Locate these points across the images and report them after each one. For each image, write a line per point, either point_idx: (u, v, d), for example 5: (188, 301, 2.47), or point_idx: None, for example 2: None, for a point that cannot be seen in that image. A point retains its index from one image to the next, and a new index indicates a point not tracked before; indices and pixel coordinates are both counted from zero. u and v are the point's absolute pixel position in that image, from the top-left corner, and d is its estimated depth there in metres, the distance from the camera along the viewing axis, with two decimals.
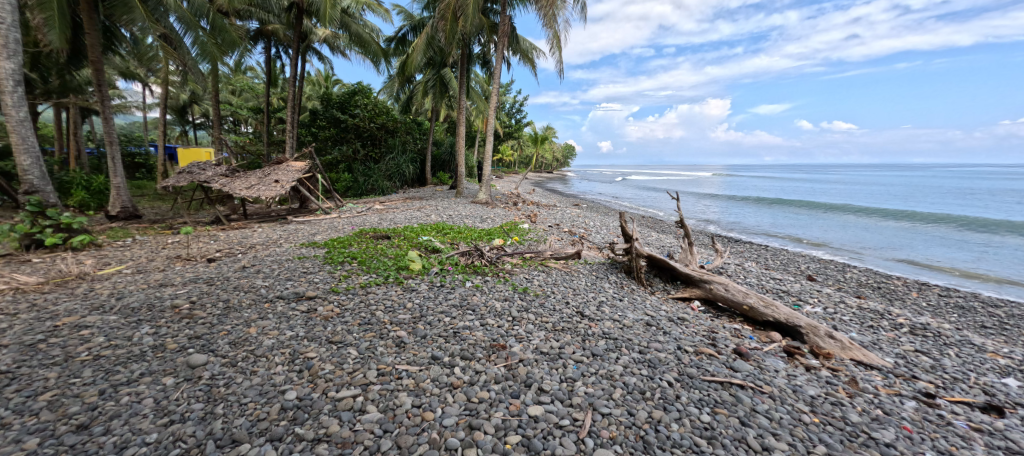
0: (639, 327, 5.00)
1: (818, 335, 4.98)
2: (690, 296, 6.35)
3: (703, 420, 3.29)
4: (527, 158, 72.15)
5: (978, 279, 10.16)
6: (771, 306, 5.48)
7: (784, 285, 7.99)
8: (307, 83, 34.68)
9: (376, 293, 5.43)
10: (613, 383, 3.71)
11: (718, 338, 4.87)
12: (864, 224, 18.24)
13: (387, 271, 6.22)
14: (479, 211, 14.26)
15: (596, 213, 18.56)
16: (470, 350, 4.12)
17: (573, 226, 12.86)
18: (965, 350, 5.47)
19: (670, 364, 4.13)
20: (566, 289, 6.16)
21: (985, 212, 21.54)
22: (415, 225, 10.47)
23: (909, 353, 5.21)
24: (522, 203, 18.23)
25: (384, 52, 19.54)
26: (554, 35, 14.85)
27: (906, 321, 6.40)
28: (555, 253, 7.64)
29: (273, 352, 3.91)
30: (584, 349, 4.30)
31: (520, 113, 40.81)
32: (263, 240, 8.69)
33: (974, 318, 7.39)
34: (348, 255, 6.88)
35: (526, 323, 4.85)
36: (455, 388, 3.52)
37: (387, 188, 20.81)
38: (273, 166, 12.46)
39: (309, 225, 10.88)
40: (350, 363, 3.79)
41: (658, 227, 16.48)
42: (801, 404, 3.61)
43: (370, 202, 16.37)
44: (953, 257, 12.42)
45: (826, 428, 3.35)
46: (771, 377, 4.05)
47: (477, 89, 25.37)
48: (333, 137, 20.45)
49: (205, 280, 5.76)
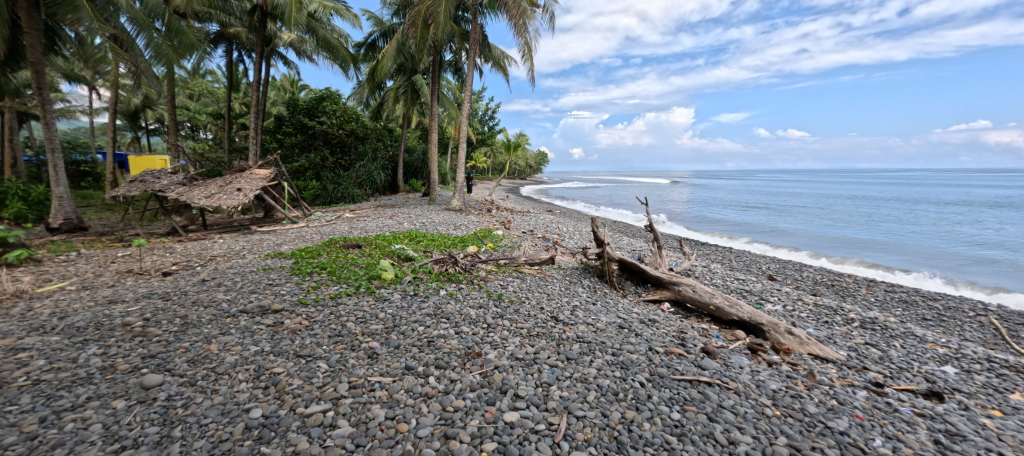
0: (612, 329, 5.11)
1: (779, 332, 5.26)
2: (661, 298, 6.53)
3: (673, 418, 3.39)
4: (501, 165, 72.56)
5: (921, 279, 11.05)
6: (735, 305, 5.74)
7: (747, 284, 8.38)
8: (272, 88, 33.67)
9: (347, 304, 5.28)
10: (588, 385, 3.77)
11: (686, 338, 5.04)
12: (819, 228, 19.31)
13: (358, 281, 6.08)
14: (453, 218, 14.20)
15: (570, 219, 18.86)
16: (445, 359, 4.07)
17: (547, 231, 13.01)
18: (908, 341, 5.90)
19: (642, 365, 4.23)
20: (541, 294, 6.21)
21: (921, 215, 23.44)
22: (386, 233, 10.34)
23: (859, 345, 5.56)
24: (495, 210, 18.29)
25: (352, 58, 19.19)
26: (525, 43, 15.07)
27: (857, 316, 6.83)
28: (529, 259, 7.72)
29: (236, 369, 3.73)
30: (559, 353, 4.35)
31: (492, 120, 41.25)
32: (225, 251, 8.33)
33: (915, 311, 7.96)
34: (318, 266, 6.66)
35: (501, 329, 4.86)
36: (430, 397, 3.48)
37: (357, 196, 20.16)
38: (235, 174, 11.98)
39: (275, 235, 10.51)
40: (320, 377, 3.67)
41: (629, 232, 16.89)
42: (764, 399, 3.78)
43: (339, 210, 15.96)
44: (892, 258, 13.41)
45: (787, 419, 3.51)
46: (736, 373, 4.22)
47: (449, 95, 25.40)
48: (300, 143, 19.87)
49: (160, 295, 5.42)
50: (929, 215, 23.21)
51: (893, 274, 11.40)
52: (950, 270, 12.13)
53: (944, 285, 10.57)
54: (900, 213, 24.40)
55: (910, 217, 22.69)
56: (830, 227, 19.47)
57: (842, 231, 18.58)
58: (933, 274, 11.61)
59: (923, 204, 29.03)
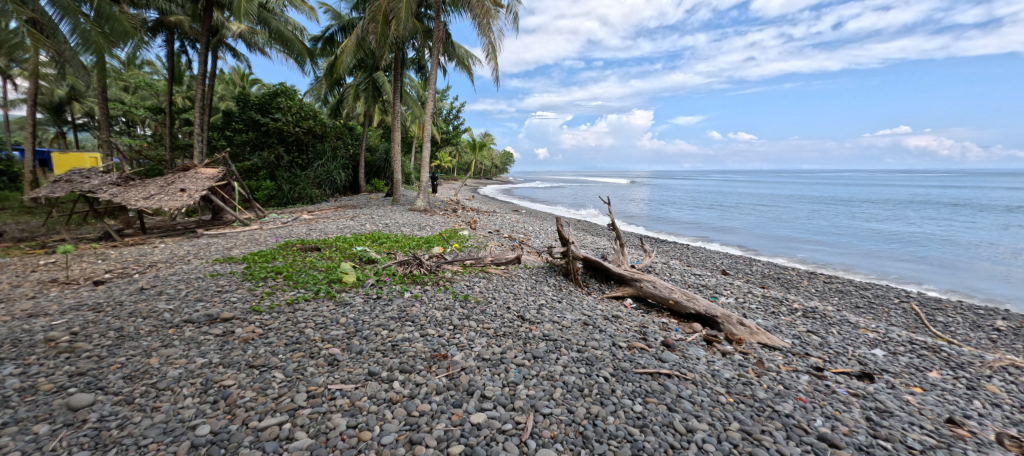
0: (577, 326, 5.20)
1: (732, 323, 5.56)
2: (623, 294, 6.73)
3: (635, 410, 3.49)
4: (466, 165, 72.10)
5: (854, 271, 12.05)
6: (692, 299, 6.01)
7: (703, 279, 8.80)
8: (220, 82, 31.65)
9: (305, 310, 5.05)
10: (554, 383, 3.81)
11: (648, 332, 5.21)
12: (767, 226, 20.62)
13: (317, 285, 5.82)
14: (418, 219, 13.95)
15: (536, 219, 19.02)
16: (410, 362, 3.99)
17: (513, 231, 13.06)
18: (844, 328, 6.42)
19: (606, 361, 4.33)
20: (507, 294, 6.22)
21: (854, 212, 25.58)
22: (347, 234, 10.00)
23: (802, 333, 5.99)
24: (461, 210, 18.14)
25: (309, 52, 18.41)
26: (489, 43, 15.03)
27: (800, 306, 7.36)
28: (495, 259, 7.72)
29: (181, 383, 3.48)
30: (525, 352, 4.38)
31: (457, 119, 41.00)
32: (168, 256, 7.74)
33: (849, 300, 8.69)
34: (272, 270, 6.33)
35: (468, 330, 4.82)
36: (394, 403, 3.39)
37: (316, 196, 19.28)
38: (178, 173, 11.15)
39: (224, 238, 9.89)
40: (275, 387, 3.48)
41: (593, 230, 17.27)
42: (719, 387, 3.98)
43: (296, 211, 15.27)
44: (832, 253, 14.54)
45: (739, 406, 3.71)
46: (694, 364, 4.41)
47: (413, 94, 24.95)
48: (252, 141, 18.78)
49: (90, 307, 4.94)
50: (860, 213, 25.42)
51: (834, 268, 12.34)
52: (878, 263, 13.33)
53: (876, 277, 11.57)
54: (836, 211, 26.53)
55: (845, 214, 24.71)
56: (776, 225, 20.83)
57: (787, 228, 19.93)
58: (865, 267, 12.72)
59: (855, 203, 31.73)
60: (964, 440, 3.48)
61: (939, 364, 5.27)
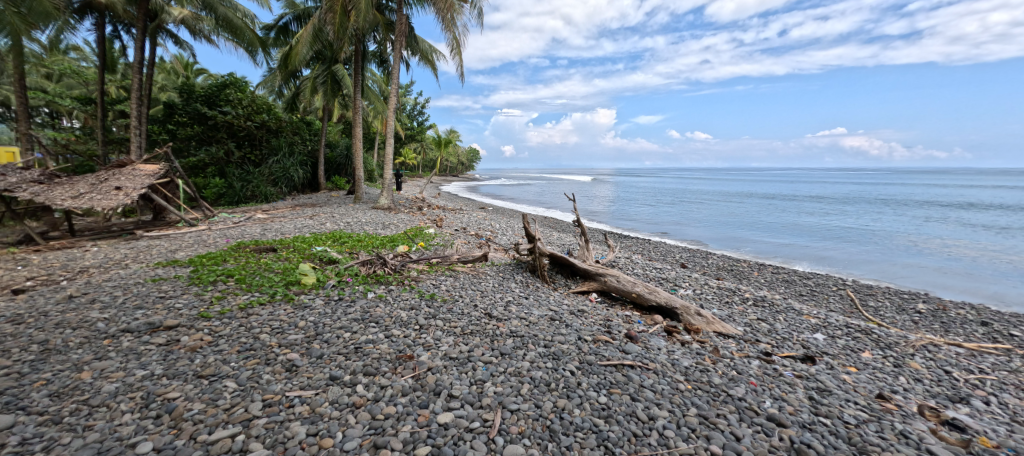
0: (544, 322, 5.26)
1: (690, 313, 5.82)
2: (589, 289, 6.87)
3: (600, 401, 3.58)
4: (432, 162, 71.01)
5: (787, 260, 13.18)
6: (654, 292, 6.24)
7: (663, 273, 9.15)
8: (160, 71, 29.34)
9: (260, 314, 4.79)
10: (521, 379, 3.84)
11: (612, 325, 5.36)
12: (720, 221, 21.78)
13: (273, 288, 5.54)
14: (382, 217, 13.58)
15: (502, 216, 19.04)
16: (374, 365, 3.88)
17: (480, 229, 13.00)
18: (789, 315, 6.89)
19: (572, 354, 4.41)
20: (474, 291, 6.19)
21: (798, 208, 27.50)
22: (306, 234, 9.58)
23: (753, 321, 6.37)
24: (426, 208, 17.85)
25: (261, 41, 17.48)
26: (453, 38, 14.83)
27: (751, 295, 7.82)
28: (462, 257, 7.65)
29: (118, 399, 3.20)
30: (493, 349, 4.38)
31: (421, 115, 40.31)
32: (102, 261, 7.09)
33: (794, 289, 9.33)
34: (223, 273, 5.95)
35: (434, 330, 4.76)
36: (357, 407, 3.29)
37: (271, 194, 18.31)
38: (112, 170, 10.24)
39: (168, 240, 9.20)
40: (227, 398, 3.28)
41: (559, 227, 17.51)
42: (678, 375, 4.16)
43: (250, 210, 14.45)
44: (772, 245, 15.68)
45: (697, 392, 3.89)
46: (655, 355, 4.58)
47: (375, 88, 24.25)
48: (197, 135, 17.36)
49: (8, 319, 4.44)
50: (804, 208, 27.34)
51: (770, 258, 13.44)
52: (815, 253, 14.49)
53: (807, 265, 12.67)
54: (783, 206, 28.37)
55: (790, 209, 26.47)
56: (729, 220, 22.04)
57: (738, 223, 21.14)
58: (801, 257, 13.82)
59: (800, 199, 34.06)
60: (891, 412, 3.83)
61: (871, 345, 5.78)
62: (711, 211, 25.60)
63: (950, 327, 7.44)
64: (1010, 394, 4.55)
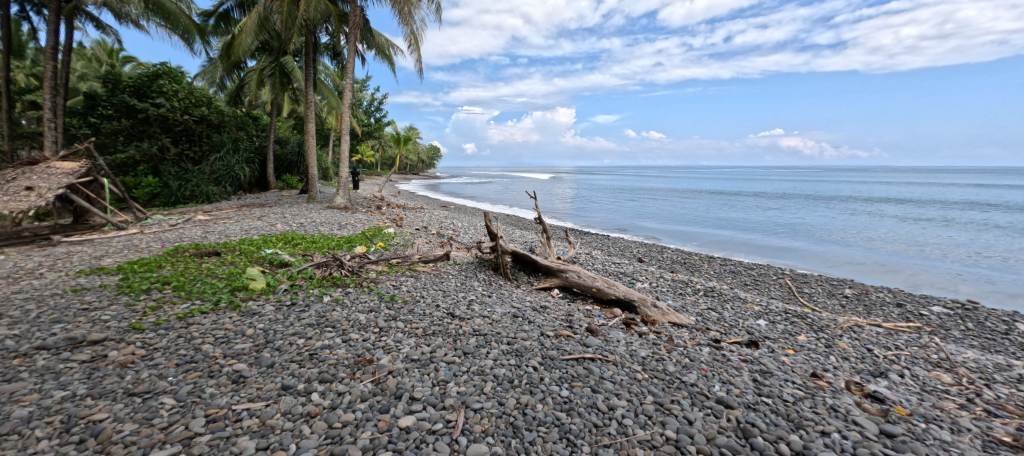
0: (507, 319, 5.28)
1: (647, 305, 6.07)
2: (550, 285, 6.97)
3: (562, 395, 3.65)
4: (390, 159, 69.14)
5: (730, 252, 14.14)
6: (613, 286, 6.44)
7: (622, 267, 9.47)
8: (79, 58, 26.47)
9: (202, 323, 4.46)
10: (484, 377, 3.83)
11: (573, 320, 5.47)
12: (672, 216, 22.90)
13: (217, 295, 5.17)
14: (338, 217, 13.05)
15: (464, 214, 18.90)
16: (330, 371, 3.73)
17: (441, 227, 12.82)
18: (736, 303, 7.37)
19: (534, 350, 4.46)
20: (436, 291, 6.10)
21: (741, 203, 29.46)
22: (254, 236, 9.04)
23: (704, 310, 6.75)
24: (385, 207, 17.38)
25: (199, 29, 16.26)
26: (411, 33, 14.50)
27: (702, 286, 8.27)
28: (423, 257, 7.50)
29: (32, 424, 2.86)
30: (455, 349, 4.34)
31: (378, 111, 39.15)
32: (11, 270, 6.31)
33: (740, 279, 9.98)
34: (158, 280, 5.47)
35: (395, 332, 4.64)
36: (313, 417, 3.15)
37: (214, 194, 17.08)
38: (21, 167, 9.15)
39: (93, 245, 8.35)
40: (164, 416, 3.03)
41: (521, 225, 17.63)
42: (636, 365, 4.32)
43: (190, 211, 13.43)
44: (718, 237, 16.77)
45: (653, 380, 4.06)
46: (615, 347, 4.73)
47: (328, 83, 23.26)
48: (124, 130, 15.81)
49: None
50: (748, 204, 29.32)
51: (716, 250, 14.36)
52: (755, 245, 15.63)
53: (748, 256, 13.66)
54: (729, 202, 30.25)
55: (736, 205, 28.27)
56: (680, 215, 23.22)
57: (688, 218, 22.34)
58: (743, 248, 14.86)
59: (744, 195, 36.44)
60: (823, 389, 4.20)
61: (806, 328, 6.30)
62: (664, 207, 26.87)
63: (871, 309, 8.26)
64: (919, 367, 5.12)
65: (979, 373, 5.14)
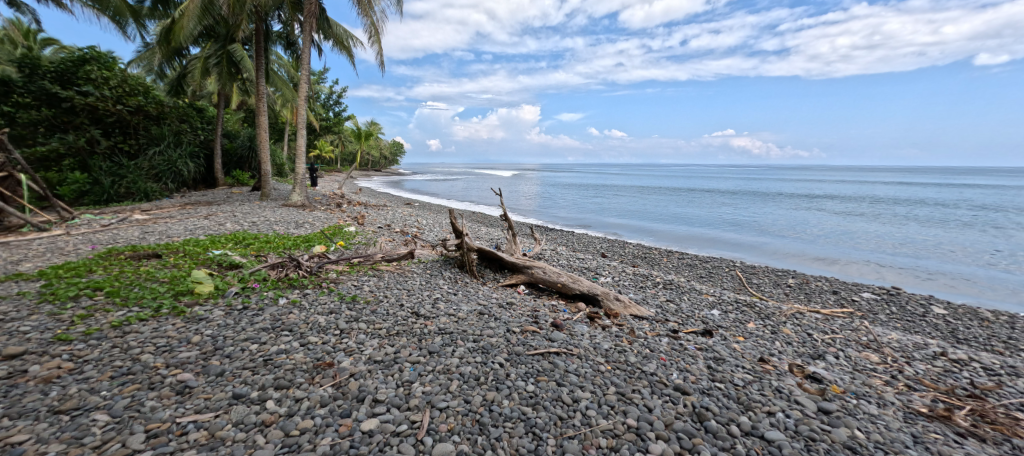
0: (473, 317, 5.25)
1: (609, 299, 6.24)
2: (517, 282, 7.01)
3: (528, 390, 3.69)
4: (351, 155, 66.82)
5: (680, 245, 15.00)
6: (577, 281, 6.58)
7: (586, 263, 9.68)
8: None
9: (141, 332, 4.12)
10: (450, 376, 3.80)
11: (539, 315, 5.54)
12: (632, 212, 23.72)
13: (158, 301, 4.78)
14: (294, 215, 12.45)
15: (429, 212, 18.60)
16: (287, 376, 3.57)
17: (405, 225, 12.56)
18: (693, 294, 7.74)
19: (501, 347, 4.47)
20: (400, 291, 5.98)
21: (697, 200, 30.96)
22: (202, 236, 8.46)
23: (663, 302, 7.03)
24: (346, 204, 16.77)
25: (134, 11, 14.95)
26: (371, 24, 14.05)
27: (661, 279, 8.62)
28: (387, 256, 7.32)
29: None
30: (420, 349, 4.28)
31: (337, 104, 37.69)
32: None
33: (696, 271, 10.49)
34: (87, 286, 4.98)
35: (357, 333, 4.51)
36: (268, 425, 3.00)
37: (153, 192, 15.70)
38: None
39: (9, 248, 7.49)
40: (97, 434, 2.77)
41: (486, 222, 17.58)
42: (599, 357, 4.43)
43: (125, 210, 12.36)
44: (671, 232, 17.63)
45: (615, 371, 4.19)
46: (579, 340, 4.84)
47: (282, 74, 22.10)
48: (40, 121, 13.96)
49: None
50: (703, 200, 30.83)
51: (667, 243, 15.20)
52: (704, 238, 16.64)
53: (694, 248, 14.58)
54: (686, 198, 31.66)
55: (691, 202, 29.62)
56: (639, 211, 24.09)
57: (647, 214, 23.20)
58: (692, 242, 15.76)
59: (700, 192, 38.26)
60: (769, 372, 4.50)
61: (755, 316, 6.73)
62: (625, 203, 27.79)
63: (812, 297, 8.94)
64: (852, 349, 5.61)
65: (901, 352, 5.71)
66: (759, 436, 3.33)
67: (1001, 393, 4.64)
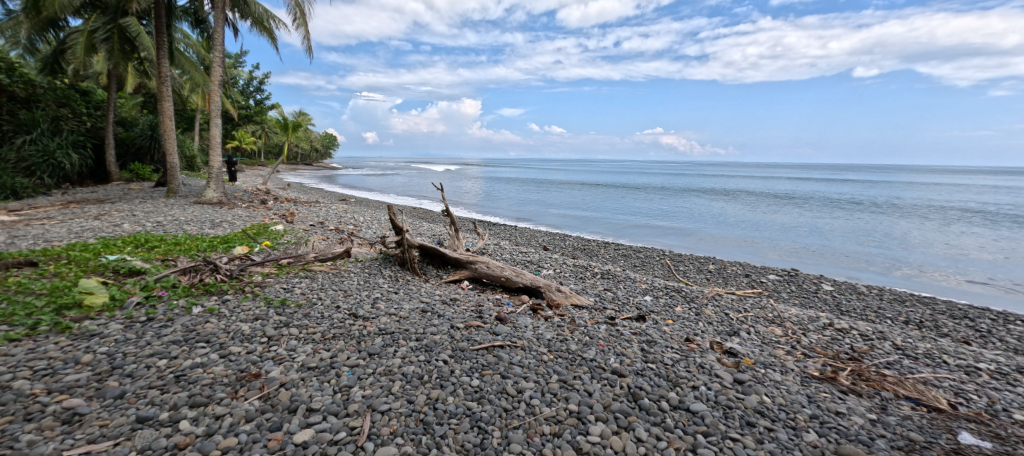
0: (415, 315, 5.12)
1: (551, 290, 6.41)
2: (460, 277, 6.94)
3: (473, 385, 3.67)
4: (276, 147, 61.76)
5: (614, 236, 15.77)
6: (520, 274, 6.66)
7: (529, 256, 9.85)
8: None
9: (11, 355, 3.46)
10: (392, 377, 3.68)
11: (483, 310, 5.53)
12: (571, 206, 24.49)
13: (35, 317, 4.04)
14: (209, 213, 11.24)
15: (366, 208, 17.76)
16: (206, 392, 3.22)
17: (340, 222, 11.87)
18: (628, 283, 8.20)
19: (444, 344, 4.40)
20: (336, 292, 5.65)
21: (630, 194, 32.74)
22: (93, 239, 7.33)
23: (601, 291, 7.38)
24: (272, 201, 15.47)
25: None
26: (297, 5, 12.99)
27: (600, 270, 9.02)
28: (320, 255, 6.87)
29: None
30: (359, 351, 4.08)
31: (259, 91, 34.53)
32: None
33: (631, 261, 11.13)
34: None
35: (287, 340, 4.19)
36: (184, 448, 2.69)
37: (24, 187, 12.98)
38: None
39: None
40: None
41: (428, 218, 17.20)
42: (542, 348, 4.54)
43: None
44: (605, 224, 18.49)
45: (557, 360, 4.31)
46: (523, 332, 4.91)
47: (191, 55, 19.75)
48: None
49: None
50: (635, 194, 32.70)
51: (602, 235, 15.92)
52: (635, 229, 17.64)
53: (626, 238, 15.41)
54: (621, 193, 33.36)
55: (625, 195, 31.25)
56: (577, 205, 24.96)
57: (585, 207, 24.07)
58: (625, 232, 16.62)
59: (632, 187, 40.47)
60: (694, 350, 4.91)
61: (681, 300, 7.30)
62: (564, 198, 28.61)
63: (729, 280, 9.91)
64: (761, 324, 6.30)
65: (799, 325, 6.52)
66: (686, 409, 3.62)
67: (872, 355, 5.50)
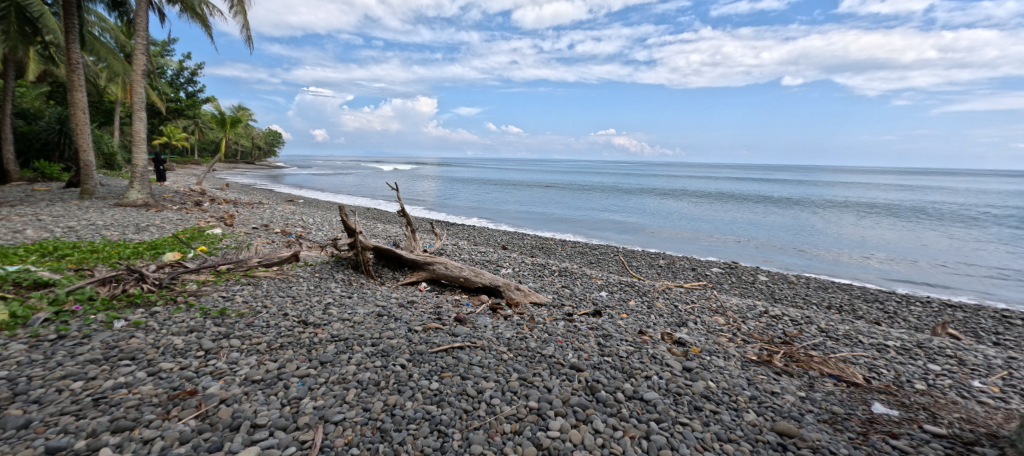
0: (370, 319, 4.94)
1: (510, 289, 6.44)
2: (418, 279, 6.78)
3: (432, 388, 3.60)
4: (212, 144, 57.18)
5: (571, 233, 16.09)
6: (479, 274, 6.63)
7: (487, 255, 9.83)
8: None
9: None
10: (346, 385, 3.53)
11: (442, 312, 5.45)
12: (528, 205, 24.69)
13: None
14: (133, 216, 10.19)
15: (315, 209, 16.90)
16: (133, 415, 2.91)
17: (286, 224, 11.20)
18: (584, 279, 8.42)
19: (402, 348, 4.28)
20: (283, 298, 5.33)
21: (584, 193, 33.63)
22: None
23: (559, 288, 7.51)
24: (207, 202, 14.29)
25: None
26: None
27: (557, 267, 9.18)
28: (265, 260, 6.45)
29: None
30: (310, 360, 3.87)
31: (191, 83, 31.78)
32: None
33: (587, 258, 11.42)
34: None
35: (228, 352, 3.89)
36: None
37: None
38: None
39: None
40: None
41: (383, 218, 16.68)
42: (502, 347, 4.54)
43: None
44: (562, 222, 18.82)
45: (517, 358, 4.34)
46: (482, 332, 4.89)
47: (108, 41, 17.79)
48: None
49: None
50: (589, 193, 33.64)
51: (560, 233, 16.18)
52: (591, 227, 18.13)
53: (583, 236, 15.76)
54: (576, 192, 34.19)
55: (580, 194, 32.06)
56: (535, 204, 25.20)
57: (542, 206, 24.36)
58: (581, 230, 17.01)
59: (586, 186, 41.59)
60: (647, 342, 5.13)
61: (634, 294, 7.61)
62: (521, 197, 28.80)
63: (678, 274, 10.46)
64: (706, 314, 6.71)
65: (739, 313, 7.02)
66: (640, 398, 3.77)
67: (801, 338, 6.04)
